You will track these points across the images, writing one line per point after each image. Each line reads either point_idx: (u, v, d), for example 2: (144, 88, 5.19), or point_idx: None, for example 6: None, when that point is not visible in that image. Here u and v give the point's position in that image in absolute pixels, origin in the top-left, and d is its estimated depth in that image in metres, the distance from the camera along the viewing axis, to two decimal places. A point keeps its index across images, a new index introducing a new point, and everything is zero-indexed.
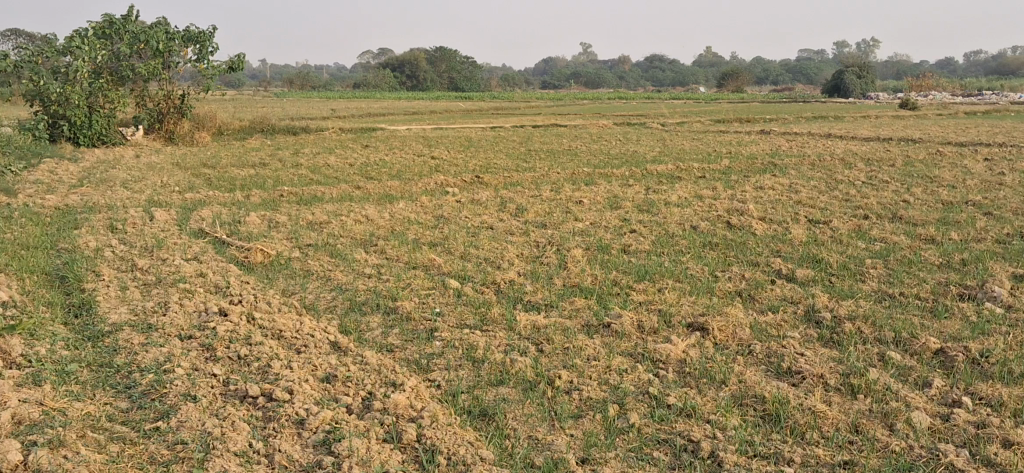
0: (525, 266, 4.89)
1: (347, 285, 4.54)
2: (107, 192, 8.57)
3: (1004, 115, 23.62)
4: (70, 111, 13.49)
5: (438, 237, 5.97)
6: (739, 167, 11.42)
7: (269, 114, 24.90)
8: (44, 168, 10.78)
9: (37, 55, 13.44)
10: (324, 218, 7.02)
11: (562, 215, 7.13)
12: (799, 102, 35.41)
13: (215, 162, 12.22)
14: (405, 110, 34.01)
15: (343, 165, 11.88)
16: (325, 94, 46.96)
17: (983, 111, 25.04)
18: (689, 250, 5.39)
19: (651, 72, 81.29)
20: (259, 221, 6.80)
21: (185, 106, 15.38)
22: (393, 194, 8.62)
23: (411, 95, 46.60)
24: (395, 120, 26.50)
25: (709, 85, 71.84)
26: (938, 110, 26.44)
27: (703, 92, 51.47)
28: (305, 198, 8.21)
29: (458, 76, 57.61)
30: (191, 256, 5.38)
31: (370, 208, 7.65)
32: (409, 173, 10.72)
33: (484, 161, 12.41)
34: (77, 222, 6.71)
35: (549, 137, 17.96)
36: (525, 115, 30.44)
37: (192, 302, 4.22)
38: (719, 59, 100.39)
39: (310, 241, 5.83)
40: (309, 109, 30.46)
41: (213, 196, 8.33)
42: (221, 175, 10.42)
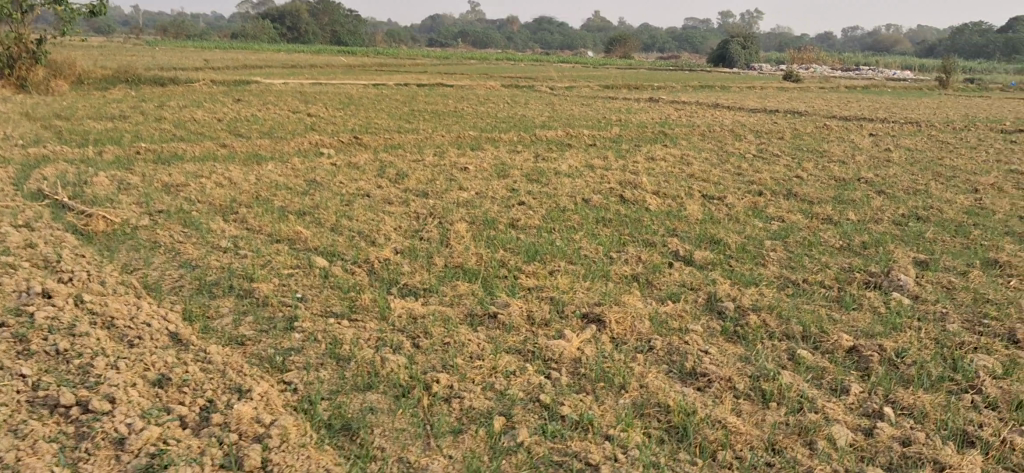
0: (404, 241, 4.44)
1: (200, 260, 4.00)
2: None
3: (881, 90, 24.19)
4: None
5: (309, 206, 5.46)
6: (630, 135, 11.17)
7: (139, 63, 23.54)
8: None
9: None
10: (183, 180, 6.40)
11: (445, 183, 6.69)
12: (685, 71, 35.63)
13: (72, 113, 11.29)
14: (286, 63, 32.83)
15: (213, 121, 11.13)
16: (203, 44, 45.07)
17: (861, 86, 25.60)
18: (581, 227, 5.03)
19: (540, 35, 81.04)
20: (109, 182, 6.13)
21: (40, 52, 14.16)
22: (264, 154, 8.02)
23: (293, 48, 45.12)
24: (275, 73, 25.43)
25: (597, 50, 72.06)
26: (819, 83, 26.92)
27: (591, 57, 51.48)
28: (165, 157, 7.53)
29: (344, 31, 56.14)
30: (22, 223, 4.73)
31: (237, 170, 7.04)
32: (283, 131, 10.08)
33: (366, 121, 11.82)
34: None
35: (435, 97, 17.41)
36: (411, 74, 29.73)
37: (11, 278, 3.62)
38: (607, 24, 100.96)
39: (164, 207, 5.23)
40: (184, 59, 29.01)
41: (61, 152, 7.55)
42: (74, 128, 9.57)
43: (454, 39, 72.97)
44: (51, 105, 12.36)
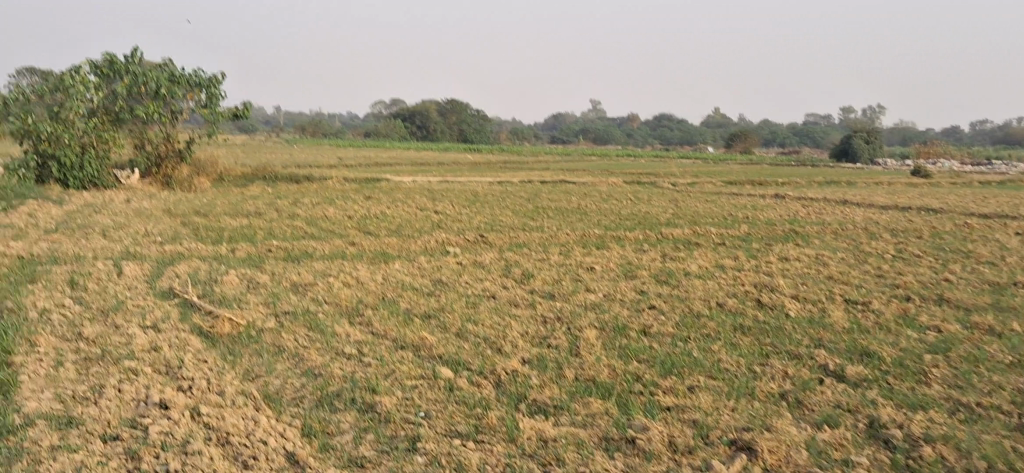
0: (531, 349, 4.21)
1: (320, 367, 3.86)
2: (83, 240, 7.94)
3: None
4: (61, 152, 12.91)
5: (433, 308, 5.31)
6: (759, 233, 10.77)
7: (274, 160, 24.39)
8: (24, 210, 10.18)
9: (30, 92, 12.91)
10: (310, 279, 6.37)
11: (572, 284, 6.47)
12: (810, 165, 34.87)
13: (208, 209, 11.62)
14: (413, 160, 33.63)
15: (341, 218, 11.28)
16: (333, 141, 46.72)
17: (1001, 181, 24.40)
18: (718, 335, 4.71)
19: (660, 130, 81.18)
20: (238, 280, 6.15)
21: (185, 151, 14.79)
22: (389, 252, 7.99)
23: (418, 146, 46.31)
24: (401, 170, 25.98)
25: (717, 145, 71.59)
26: (953, 178, 25.87)
27: (712, 152, 51.09)
28: (294, 255, 7.57)
29: (468, 128, 57.40)
30: (150, 323, 4.72)
31: (363, 269, 7.00)
32: (409, 228, 10.10)
33: (491, 219, 11.78)
34: (35, 275, 6.06)
35: (558, 194, 17.35)
36: (533, 169, 30.00)
37: (133, 385, 3.54)
38: (728, 119, 100.58)
39: (289, 308, 5.17)
40: (315, 157, 29.98)
41: (195, 249, 7.69)
42: (210, 224, 9.81)
43: (574, 135, 73.67)
44: (189, 201, 12.80)
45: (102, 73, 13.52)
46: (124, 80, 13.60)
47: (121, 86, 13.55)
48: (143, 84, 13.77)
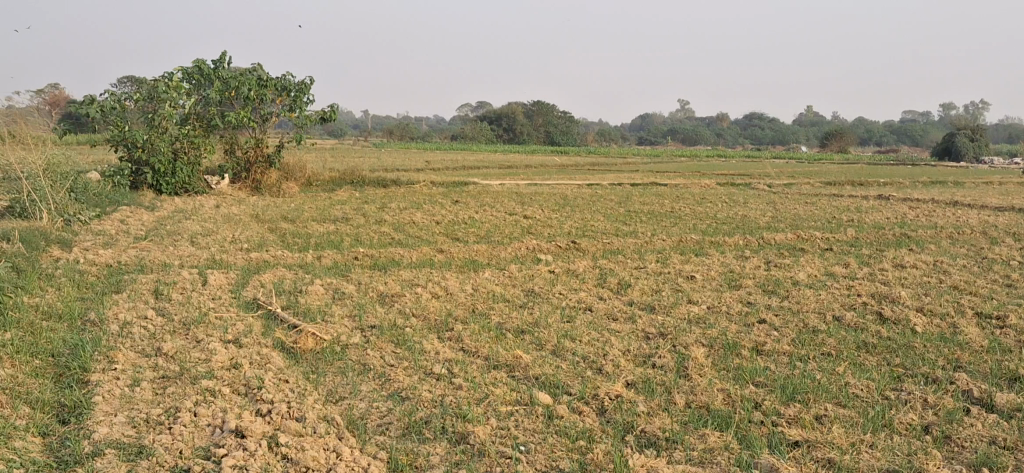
0: (636, 370, 3.85)
1: (407, 389, 3.57)
2: (171, 248, 7.84)
3: None
4: (155, 158, 12.97)
5: (527, 322, 4.99)
6: (867, 238, 10.19)
7: (362, 165, 24.43)
8: (117, 217, 10.20)
9: (125, 99, 13.02)
10: (398, 289, 6.11)
11: (672, 295, 6.09)
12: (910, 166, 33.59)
13: (297, 215, 11.54)
14: (501, 163, 33.49)
15: (429, 224, 11.07)
16: (421, 145, 46.89)
17: None
18: (841, 354, 4.28)
19: (750, 130, 79.63)
20: (323, 291, 5.92)
21: (274, 156, 14.80)
22: (479, 260, 7.71)
23: (505, 149, 46.19)
24: (489, 174, 25.77)
25: (811, 144, 69.83)
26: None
27: (806, 152, 49.76)
28: (381, 263, 7.34)
29: (555, 131, 57.11)
30: (231, 337, 4.49)
31: (452, 278, 6.72)
32: (498, 234, 9.82)
33: (582, 224, 11.41)
34: (120, 285, 5.92)
35: (650, 197, 16.88)
36: (623, 172, 29.52)
37: (210, 408, 3.30)
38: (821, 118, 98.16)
39: (376, 321, 4.90)
40: (404, 161, 30.02)
41: (282, 257, 7.50)
42: (298, 231, 9.68)
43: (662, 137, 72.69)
44: (280, 206, 12.76)
45: (193, 79, 13.55)
46: (216, 86, 13.63)
47: (213, 91, 13.59)
48: (234, 90, 13.78)
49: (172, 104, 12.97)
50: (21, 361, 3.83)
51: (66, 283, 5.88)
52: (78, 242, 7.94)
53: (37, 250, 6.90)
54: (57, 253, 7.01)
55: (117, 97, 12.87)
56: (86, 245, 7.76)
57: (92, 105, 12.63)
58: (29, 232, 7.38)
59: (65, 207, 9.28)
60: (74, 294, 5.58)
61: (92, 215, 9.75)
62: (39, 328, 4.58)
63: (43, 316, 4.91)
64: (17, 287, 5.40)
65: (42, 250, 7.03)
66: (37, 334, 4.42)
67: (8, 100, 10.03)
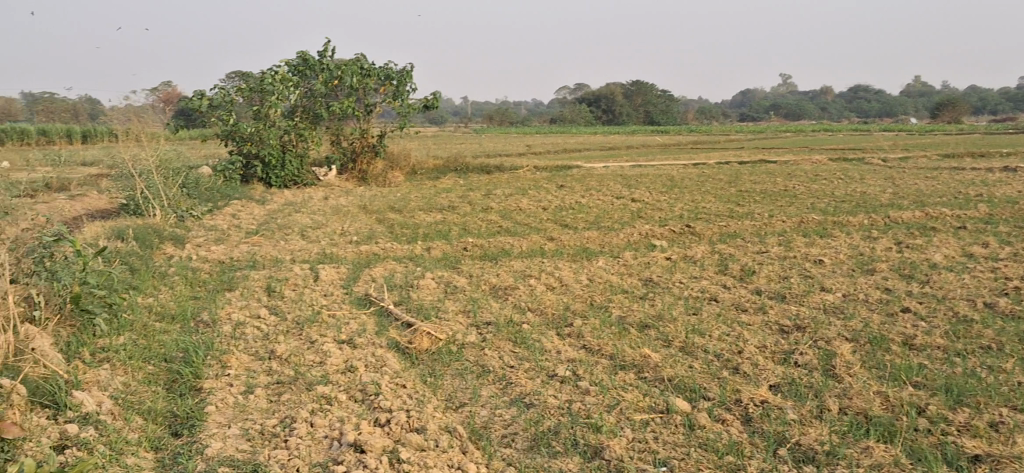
0: (778, 370, 3.53)
1: (531, 394, 3.34)
2: (281, 242, 7.80)
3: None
4: (264, 151, 13.11)
5: (650, 315, 4.70)
6: (1003, 213, 9.53)
7: (464, 151, 24.37)
8: (228, 212, 10.27)
9: (234, 94, 13.17)
10: (511, 281, 5.90)
11: (802, 282, 5.71)
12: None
13: (403, 205, 11.45)
14: (602, 145, 33.10)
15: (536, 210, 10.84)
16: (521, 129, 46.76)
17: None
18: (1003, 348, 3.87)
19: (859, 102, 77.04)
20: (435, 284, 5.74)
21: (379, 145, 14.79)
22: (591, 247, 7.45)
23: (606, 131, 45.70)
24: (591, 156, 25.42)
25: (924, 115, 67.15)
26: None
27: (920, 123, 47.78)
28: (491, 253, 7.14)
29: (655, 111, 56.30)
30: (344, 337, 4.34)
31: (566, 268, 6.46)
32: (608, 220, 9.52)
33: (693, 206, 11.01)
34: (233, 283, 5.85)
35: (761, 175, 16.30)
36: (728, 150, 28.78)
37: (326, 418, 3.13)
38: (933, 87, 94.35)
39: (491, 318, 4.69)
40: (504, 146, 29.90)
41: (391, 249, 7.37)
42: (405, 221, 9.58)
43: (766, 112, 70.90)
44: (386, 196, 12.72)
45: (299, 72, 13.62)
46: (320, 78, 13.66)
47: (318, 83, 13.63)
48: (338, 80, 13.79)
49: (278, 96, 13.03)
50: (135, 368, 3.74)
51: (180, 282, 5.84)
52: (190, 238, 7.97)
53: (151, 248, 6.92)
54: (170, 251, 7.02)
55: (227, 92, 13.02)
56: (198, 242, 7.78)
57: (202, 101, 12.77)
58: (144, 229, 7.42)
59: (178, 203, 9.37)
60: (188, 293, 5.53)
61: (204, 209, 9.83)
62: (154, 331, 4.51)
63: (157, 317, 4.85)
64: (132, 287, 5.37)
65: (156, 248, 7.05)
66: (151, 337, 4.35)
67: (127, 99, 10.16)
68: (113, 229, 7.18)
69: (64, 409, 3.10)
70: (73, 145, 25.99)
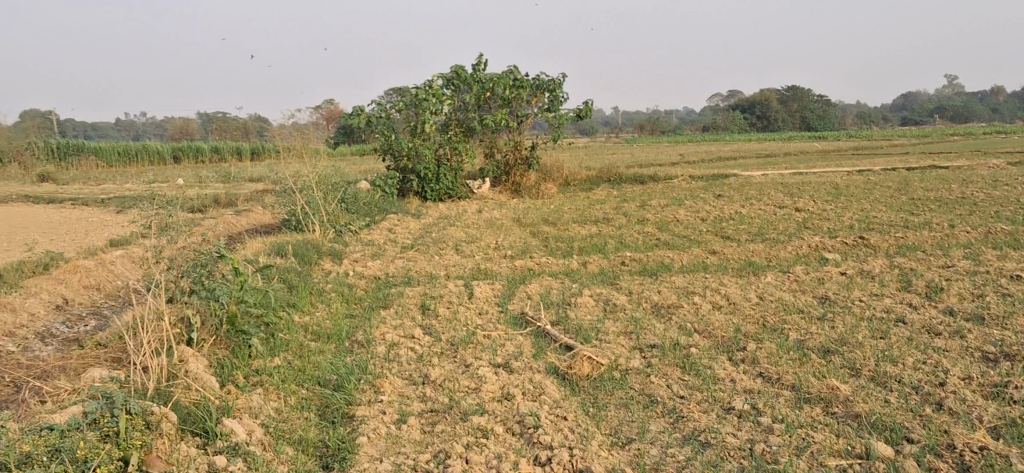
0: (991, 408, 3.09)
1: (706, 431, 3.02)
2: (436, 257, 7.69)
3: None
4: (420, 165, 13.18)
5: (832, 339, 4.28)
6: None
7: (616, 161, 24.02)
8: (384, 226, 10.31)
9: (390, 109, 13.30)
10: (674, 299, 5.55)
11: (1001, 301, 5.13)
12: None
13: (557, 217, 11.24)
14: (758, 152, 32.12)
15: (694, 221, 10.43)
16: (674, 138, 45.96)
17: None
18: None
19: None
20: (593, 302, 5.46)
21: (532, 157, 14.65)
22: (757, 262, 7.01)
23: (762, 139, 44.39)
24: (747, 164, 24.62)
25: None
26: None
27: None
28: (651, 269, 6.80)
29: (813, 116, 54.41)
30: (501, 360, 4.12)
31: (732, 284, 6.07)
32: (772, 231, 9.02)
33: (863, 215, 10.34)
34: (387, 300, 5.74)
35: (933, 181, 15.28)
36: (894, 155, 27.36)
37: (483, 454, 2.91)
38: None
39: (656, 340, 4.37)
40: (658, 155, 29.37)
41: (546, 264, 7.14)
42: (560, 234, 9.35)
43: (932, 114, 67.41)
44: (540, 208, 12.54)
45: (452, 86, 13.65)
46: (473, 91, 13.65)
47: (471, 96, 13.61)
48: (491, 92, 13.74)
49: (432, 111, 13.06)
50: (288, 393, 3.62)
51: (336, 299, 5.78)
52: (347, 253, 7.97)
53: (310, 263, 6.92)
54: (328, 266, 7.00)
55: (383, 107, 13.16)
56: (354, 257, 7.76)
57: (359, 117, 12.93)
58: (302, 246, 7.46)
59: (336, 218, 9.44)
60: (343, 310, 5.45)
61: (361, 223, 9.88)
62: (310, 351, 4.41)
63: (312, 335, 4.76)
64: (289, 305, 5.32)
65: (314, 262, 7.05)
66: (306, 358, 4.25)
67: (292, 117, 10.36)
68: (273, 245, 7.23)
69: (213, 439, 3.00)
70: (240, 162, 27.08)
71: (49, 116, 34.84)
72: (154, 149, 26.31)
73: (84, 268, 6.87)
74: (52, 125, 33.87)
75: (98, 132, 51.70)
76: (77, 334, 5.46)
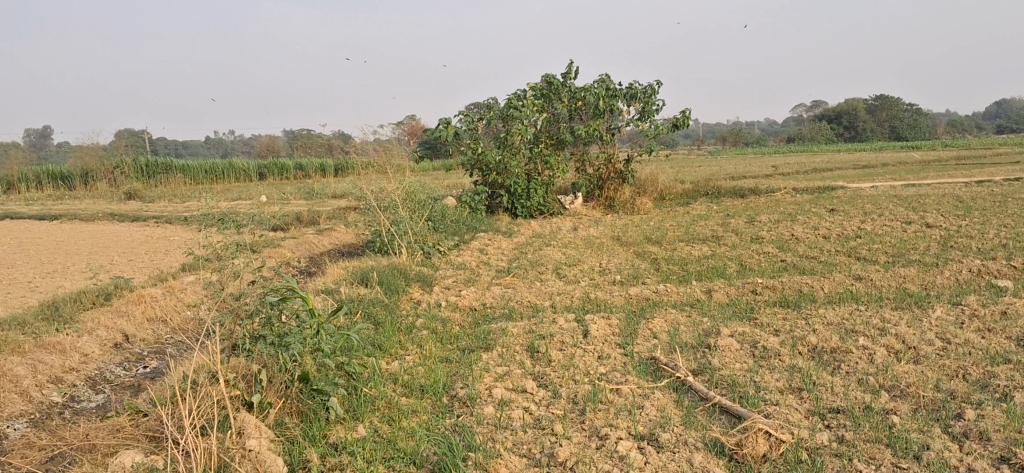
0: None
1: None
2: (537, 284, 6.81)
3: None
4: (509, 180, 12.36)
5: None
6: None
7: (709, 174, 22.88)
8: (474, 246, 9.50)
9: (477, 120, 12.54)
10: (837, 340, 4.56)
11: None
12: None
13: (661, 235, 10.29)
14: (856, 163, 30.58)
15: (817, 240, 9.36)
16: (762, 150, 44.38)
17: None
18: None
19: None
20: (738, 345, 4.50)
21: (627, 171, 13.69)
22: (916, 290, 5.96)
23: (855, 149, 42.61)
24: (847, 175, 23.26)
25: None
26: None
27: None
28: (793, 298, 5.80)
29: (905, 125, 52.33)
30: (643, 430, 3.23)
31: (901, 320, 5.04)
32: (913, 251, 7.92)
33: (1012, 231, 9.14)
34: (488, 339, 4.88)
35: None
36: (1005, 164, 25.63)
37: None
38: None
39: (838, 403, 3.43)
40: (751, 168, 28.14)
41: (666, 293, 6.20)
42: (670, 256, 8.39)
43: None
44: (639, 226, 11.60)
45: (543, 95, 12.81)
46: (564, 101, 12.79)
47: (562, 106, 12.72)
48: (583, 101, 12.86)
49: (523, 122, 12.21)
50: None
51: (429, 337, 4.94)
52: (438, 279, 7.16)
53: (398, 292, 6.11)
54: (418, 295, 6.17)
55: (471, 118, 12.40)
56: (446, 283, 6.93)
57: (446, 130, 12.15)
58: (389, 271, 6.65)
59: (423, 238, 8.63)
60: (437, 353, 4.61)
61: (449, 243, 9.06)
62: (401, 412, 3.58)
63: (403, 389, 3.93)
64: (375, 349, 4.48)
65: (403, 290, 6.24)
66: (396, 423, 3.42)
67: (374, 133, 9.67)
68: (356, 272, 6.44)
69: None
70: (325, 178, 26.67)
71: (139, 133, 35.11)
72: (240, 166, 26.09)
73: (150, 298, 6.17)
74: (142, 142, 34.10)
75: (187, 149, 52.36)
76: (133, 379, 4.72)
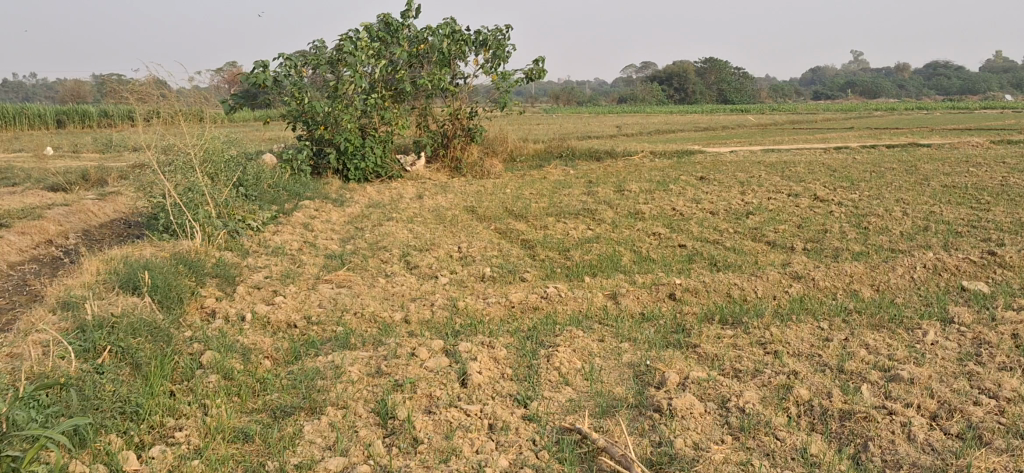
0: None
1: None
2: (381, 281, 5.11)
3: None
4: (340, 135, 10.52)
5: None
6: None
7: (555, 133, 21.65)
8: (298, 219, 7.66)
9: (302, 65, 10.36)
10: (834, 393, 3.10)
11: None
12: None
13: (521, 207, 8.72)
14: (694, 124, 30.04)
15: (703, 216, 8.02)
16: (598, 110, 43.64)
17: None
18: None
19: (939, 81, 72.93)
20: (702, 407, 2.96)
21: (475, 128, 12.02)
22: (876, 299, 4.58)
23: (686, 110, 42.58)
24: (691, 138, 22.45)
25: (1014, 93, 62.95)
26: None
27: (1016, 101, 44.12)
28: (730, 310, 4.33)
29: (732, 89, 52.98)
30: None
31: (897, 351, 3.63)
32: (828, 236, 6.65)
33: (919, 210, 8.06)
34: (314, 395, 3.17)
35: (936, 162, 13.19)
36: (841, 130, 25.48)
37: None
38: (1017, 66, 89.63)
39: None
40: (591, 127, 27.14)
41: (557, 297, 4.62)
42: (540, 237, 6.82)
43: (848, 89, 66.89)
44: (493, 193, 10.00)
45: (379, 38, 10.77)
46: (403, 44, 10.89)
47: (401, 51, 10.84)
48: (427, 45, 11.04)
49: (357, 67, 10.26)
50: None
51: (220, 392, 3.20)
52: (247, 272, 5.34)
53: (182, 301, 4.28)
54: (214, 304, 4.36)
55: (293, 63, 10.26)
56: (257, 278, 5.11)
57: (265, 75, 10.11)
58: (174, 267, 4.79)
59: (229, 211, 6.75)
60: (230, 428, 2.89)
61: (264, 217, 7.20)
62: None
63: None
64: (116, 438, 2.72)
65: (192, 297, 4.41)
66: None
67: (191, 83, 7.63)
68: (125, 267, 4.55)
69: None
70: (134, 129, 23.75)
71: None
72: (35, 112, 22.95)
73: None
74: None
75: None
76: None
